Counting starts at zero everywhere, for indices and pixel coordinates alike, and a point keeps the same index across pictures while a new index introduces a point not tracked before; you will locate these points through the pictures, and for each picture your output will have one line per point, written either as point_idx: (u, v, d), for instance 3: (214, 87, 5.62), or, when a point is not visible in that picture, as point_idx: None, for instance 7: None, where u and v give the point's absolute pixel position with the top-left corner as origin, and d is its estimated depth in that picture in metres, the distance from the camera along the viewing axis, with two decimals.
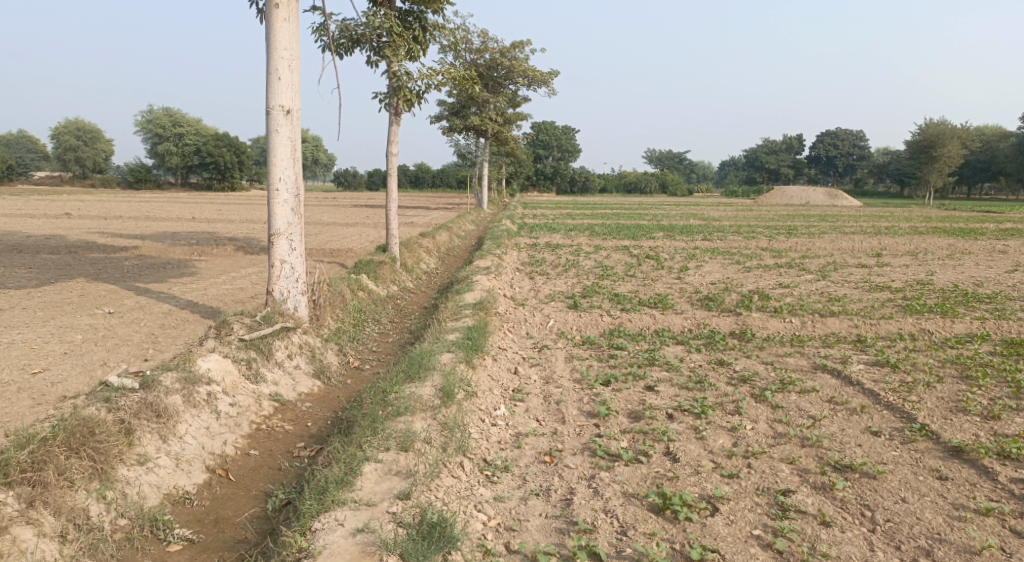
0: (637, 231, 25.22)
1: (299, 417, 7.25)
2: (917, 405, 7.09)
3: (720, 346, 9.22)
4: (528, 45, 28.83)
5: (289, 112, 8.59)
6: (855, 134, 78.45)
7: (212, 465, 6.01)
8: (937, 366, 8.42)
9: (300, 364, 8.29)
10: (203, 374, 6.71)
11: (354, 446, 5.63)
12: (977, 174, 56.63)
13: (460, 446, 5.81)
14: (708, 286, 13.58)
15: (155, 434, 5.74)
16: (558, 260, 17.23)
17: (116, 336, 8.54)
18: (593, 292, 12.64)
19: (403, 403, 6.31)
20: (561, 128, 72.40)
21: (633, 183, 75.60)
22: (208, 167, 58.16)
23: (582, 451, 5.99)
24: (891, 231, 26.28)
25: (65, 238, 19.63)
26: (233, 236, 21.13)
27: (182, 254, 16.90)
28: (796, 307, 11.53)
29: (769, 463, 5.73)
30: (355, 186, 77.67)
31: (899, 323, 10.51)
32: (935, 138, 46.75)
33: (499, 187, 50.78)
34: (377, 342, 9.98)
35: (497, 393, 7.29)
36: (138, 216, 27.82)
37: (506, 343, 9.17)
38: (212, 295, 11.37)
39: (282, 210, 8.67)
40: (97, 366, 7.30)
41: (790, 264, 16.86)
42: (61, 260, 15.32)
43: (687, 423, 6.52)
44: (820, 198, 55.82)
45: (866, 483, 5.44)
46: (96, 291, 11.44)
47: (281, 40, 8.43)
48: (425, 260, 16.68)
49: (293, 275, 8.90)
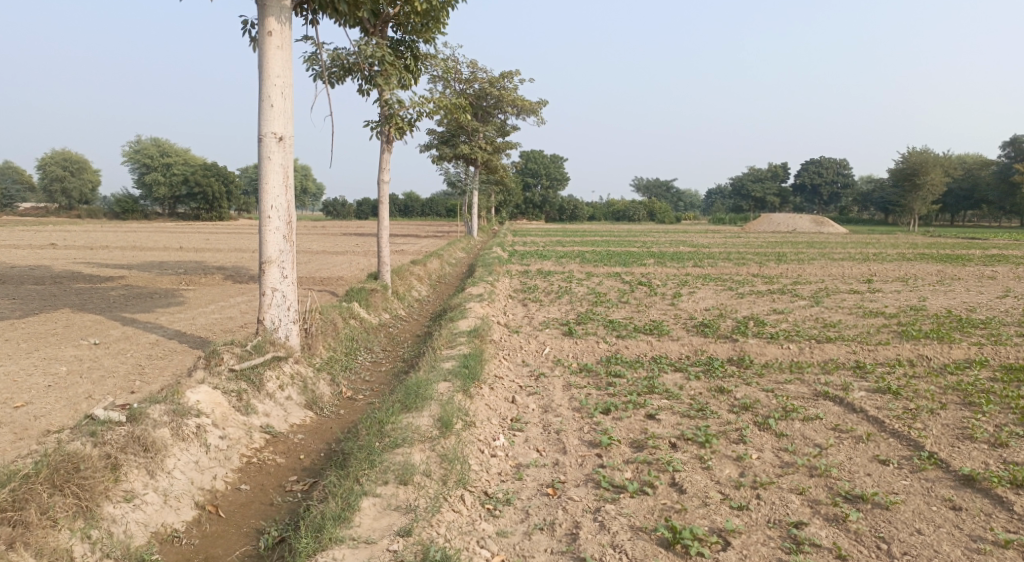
0: (628, 258, 25.21)
1: (291, 449, 7.03)
2: (923, 432, 6.97)
3: (719, 373, 9.09)
4: (516, 75, 29.03)
5: (282, 138, 8.49)
6: (839, 162, 79.27)
7: (201, 501, 5.78)
8: (939, 392, 8.33)
9: (292, 394, 8.08)
10: (192, 407, 6.50)
11: (350, 480, 5.42)
12: (960, 202, 57.36)
13: (460, 478, 5.61)
14: (702, 312, 13.49)
15: (142, 469, 5.52)
16: (550, 287, 17.13)
17: (102, 367, 8.30)
18: (587, 319, 12.51)
19: (400, 435, 6.12)
20: (549, 156, 72.80)
21: (622, 210, 75.99)
22: (196, 197, 57.97)
23: (585, 483, 5.81)
24: (879, 258, 26.42)
25: (50, 268, 19.34)
26: (221, 266, 20.91)
27: (169, 284, 16.67)
28: (793, 333, 11.45)
29: (778, 494, 5.57)
30: (343, 216, 77.65)
31: (897, 349, 10.44)
32: (918, 167, 47.28)
33: (488, 215, 50.80)
34: (370, 371, 9.78)
35: (495, 422, 7.12)
36: (124, 246, 27.53)
37: (502, 371, 9.00)
38: (200, 325, 11.15)
39: (274, 238, 8.53)
40: (82, 399, 7.06)
41: (783, 291, 16.84)
42: (45, 291, 15.04)
43: (691, 453, 6.36)
44: (806, 225, 56.29)
45: (880, 514, 5.29)
46: (81, 322, 11.20)
47: (273, 68, 8.36)
48: (416, 288, 16.52)
49: (284, 304, 8.72)
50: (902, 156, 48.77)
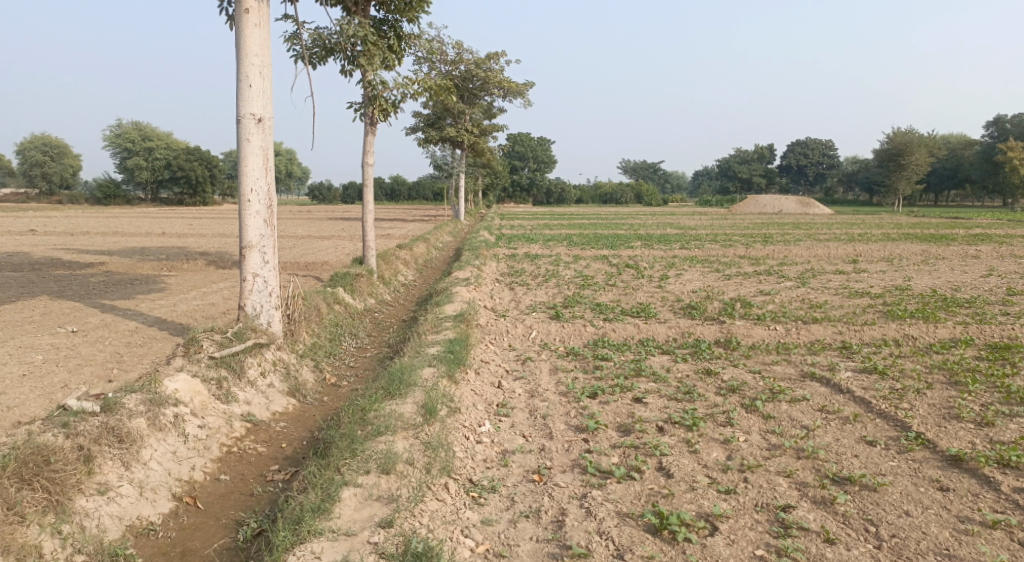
0: (616, 240, 25.12)
1: (273, 437, 6.91)
2: (911, 412, 6.94)
3: (706, 355, 9.03)
4: (502, 56, 28.70)
5: (261, 120, 8.28)
6: (825, 143, 79.35)
7: (179, 492, 5.66)
8: (925, 372, 8.31)
9: (274, 382, 7.93)
10: (170, 396, 6.35)
11: (331, 469, 5.31)
12: (944, 182, 57.62)
13: (444, 466, 5.52)
14: (690, 295, 13.42)
15: (117, 461, 5.38)
16: (537, 270, 17.03)
17: (79, 356, 8.12)
18: (574, 302, 12.42)
19: (383, 422, 6.00)
20: (536, 139, 72.39)
21: (609, 193, 75.86)
22: (179, 182, 57.23)
23: (571, 468, 5.73)
24: (864, 238, 26.46)
25: (29, 255, 19.00)
26: (204, 251, 20.63)
27: (151, 270, 16.40)
28: (780, 314, 11.41)
29: (765, 477, 5.52)
30: (329, 200, 77.04)
31: (883, 329, 10.42)
32: (902, 147, 47.33)
33: (474, 198, 50.49)
34: (355, 357, 9.64)
35: (481, 408, 7.02)
36: (106, 232, 27.08)
37: (488, 356, 8.89)
38: (181, 311, 10.95)
39: (254, 222, 8.35)
40: (57, 389, 6.89)
41: (769, 272, 16.82)
42: (23, 278, 14.74)
43: (679, 436, 6.29)
44: (791, 206, 56.40)
45: (868, 496, 5.24)
46: (59, 310, 10.97)
47: (251, 46, 8.13)
48: (402, 272, 16.34)
49: (266, 289, 8.55)
50: (887, 137, 48.82)
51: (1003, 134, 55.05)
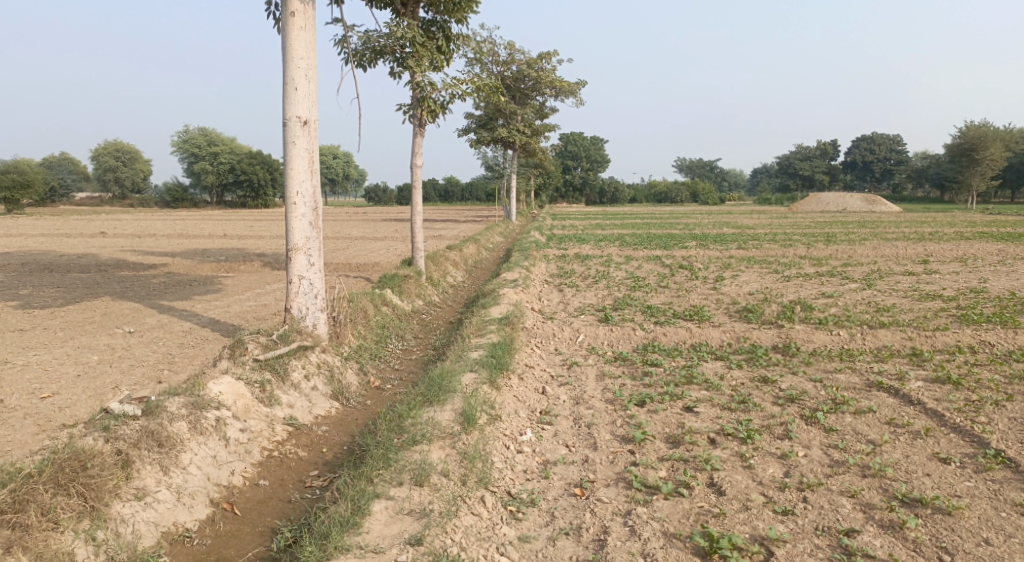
0: (670, 240, 24.56)
1: (314, 442, 6.82)
2: (989, 427, 6.40)
3: (763, 361, 8.60)
4: (554, 56, 28.45)
5: (306, 122, 8.23)
6: (892, 138, 76.23)
7: (216, 498, 5.60)
8: (1004, 383, 7.69)
9: (318, 385, 7.82)
10: (212, 399, 6.33)
11: (364, 480, 5.16)
12: (1021, 178, 54.63)
13: (481, 479, 5.33)
14: (746, 297, 12.90)
15: (155, 466, 5.36)
16: (588, 271, 16.71)
17: (132, 356, 8.23)
18: (625, 305, 12.08)
19: (420, 431, 5.84)
20: (590, 138, 71.79)
21: (664, 192, 74.70)
22: (242, 186, 58.90)
23: (616, 482, 5.44)
24: (936, 237, 25.11)
25: (97, 256, 19.69)
26: (262, 253, 21.04)
27: (209, 271, 16.74)
28: (843, 319, 10.81)
29: (827, 497, 5.12)
30: (386, 201, 78.26)
31: (957, 334, 9.75)
32: (976, 141, 45.05)
33: (527, 199, 50.31)
34: (400, 359, 9.53)
35: (523, 416, 6.79)
36: (171, 234, 27.91)
37: (533, 360, 8.66)
38: (234, 312, 11.05)
39: (299, 224, 8.30)
40: (108, 389, 6.97)
41: (832, 273, 16.09)
42: (90, 279, 15.20)
43: (732, 450, 5.94)
44: (856, 204, 54.40)
45: (941, 521, 4.80)
46: (120, 310, 11.22)
47: (297, 49, 8.10)
48: (452, 273, 16.24)
49: (312, 292, 8.50)
50: (959, 131, 46.67)
51: None
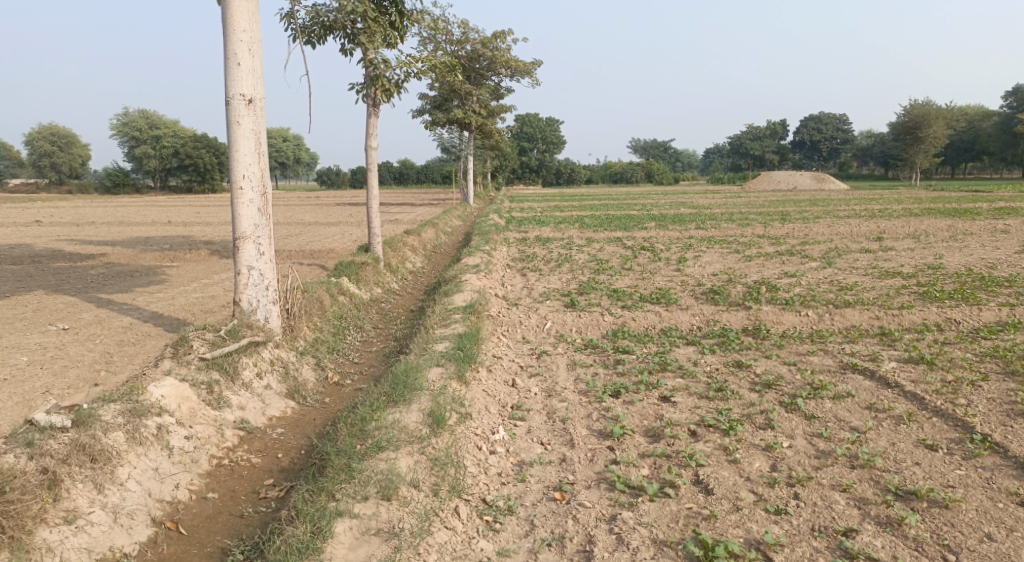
0: (629, 221, 24.35)
1: (269, 447, 6.31)
2: (970, 409, 6.25)
3: (735, 345, 8.36)
4: (508, 35, 27.88)
5: (251, 101, 7.62)
6: (837, 117, 77.46)
7: (159, 515, 5.08)
8: (976, 362, 7.59)
9: (271, 383, 7.30)
10: (154, 404, 5.77)
11: (324, 495, 4.70)
12: (961, 154, 56.30)
13: (453, 487, 4.95)
14: (710, 278, 12.71)
15: (88, 484, 4.82)
16: (550, 255, 16.35)
17: (66, 357, 7.54)
18: (590, 288, 11.76)
19: (385, 435, 5.39)
20: (545, 119, 71.44)
21: (619, 172, 74.75)
22: (187, 170, 56.95)
23: (597, 483, 5.09)
24: (885, 213, 25.56)
25: (30, 246, 18.53)
26: (210, 240, 20.09)
27: (153, 261, 15.83)
28: (809, 298, 10.66)
29: (820, 493, 4.86)
30: (338, 185, 76.81)
31: (923, 313, 9.67)
32: (919, 119, 45.96)
33: (483, 181, 49.66)
34: (360, 352, 9.04)
35: (494, 412, 6.40)
36: (112, 222, 26.56)
37: (501, 351, 8.27)
38: (178, 306, 10.33)
39: (247, 211, 7.70)
40: (37, 395, 6.32)
41: (792, 252, 16.07)
42: (23, 271, 14.16)
43: (715, 442, 5.64)
44: (806, 182, 55.35)
45: (940, 516, 4.59)
46: (54, 305, 10.40)
47: (238, 21, 7.45)
48: (410, 259, 15.72)
49: (262, 283, 7.91)
50: (903, 109, 47.56)
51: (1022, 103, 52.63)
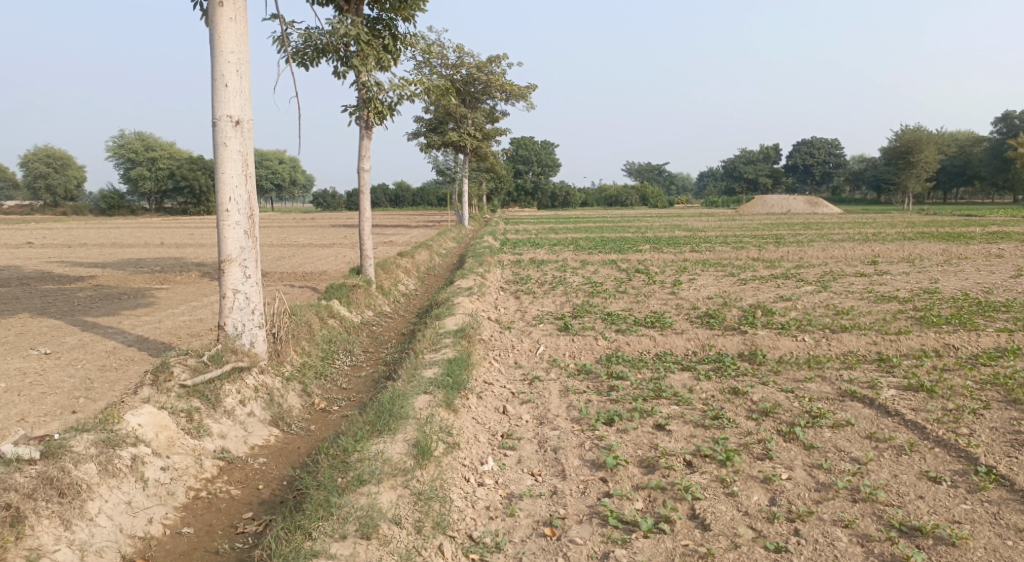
0: (623, 244, 24.25)
1: (249, 477, 6.08)
2: (973, 439, 6.07)
3: (731, 371, 8.18)
4: (503, 59, 27.96)
5: (239, 122, 7.49)
6: (830, 142, 77.95)
7: (129, 553, 4.86)
8: (977, 389, 7.42)
9: (254, 410, 7.08)
10: (129, 433, 5.55)
11: (303, 533, 4.48)
12: (953, 179, 56.60)
13: (438, 523, 4.74)
14: (705, 301, 12.55)
15: (54, 520, 4.60)
16: (544, 277, 16.21)
17: (44, 383, 7.31)
18: (584, 312, 11.59)
19: (368, 467, 5.17)
20: (540, 143, 71.70)
21: (614, 196, 74.90)
22: (183, 192, 57.11)
23: (589, 518, 4.89)
24: (879, 237, 25.53)
25: (19, 268, 18.28)
26: (202, 262, 19.88)
27: (142, 283, 15.61)
28: (805, 323, 10.50)
29: (820, 529, 4.67)
30: (334, 207, 76.79)
31: (921, 338, 9.51)
32: (912, 144, 46.19)
33: (478, 204, 49.62)
34: (348, 377, 8.83)
35: (483, 441, 6.20)
36: (104, 244, 26.31)
37: (491, 376, 8.06)
38: (164, 329, 10.10)
39: (233, 233, 7.53)
40: (10, 424, 6.09)
41: (787, 275, 15.95)
42: (9, 294, 13.92)
43: (712, 474, 5.44)
44: (799, 206, 55.50)
45: (946, 554, 4.40)
46: (38, 329, 10.17)
47: (226, 42, 7.35)
48: (403, 282, 15.55)
49: (248, 307, 7.72)
50: (896, 135, 47.83)
51: (1012, 128, 53.02)
